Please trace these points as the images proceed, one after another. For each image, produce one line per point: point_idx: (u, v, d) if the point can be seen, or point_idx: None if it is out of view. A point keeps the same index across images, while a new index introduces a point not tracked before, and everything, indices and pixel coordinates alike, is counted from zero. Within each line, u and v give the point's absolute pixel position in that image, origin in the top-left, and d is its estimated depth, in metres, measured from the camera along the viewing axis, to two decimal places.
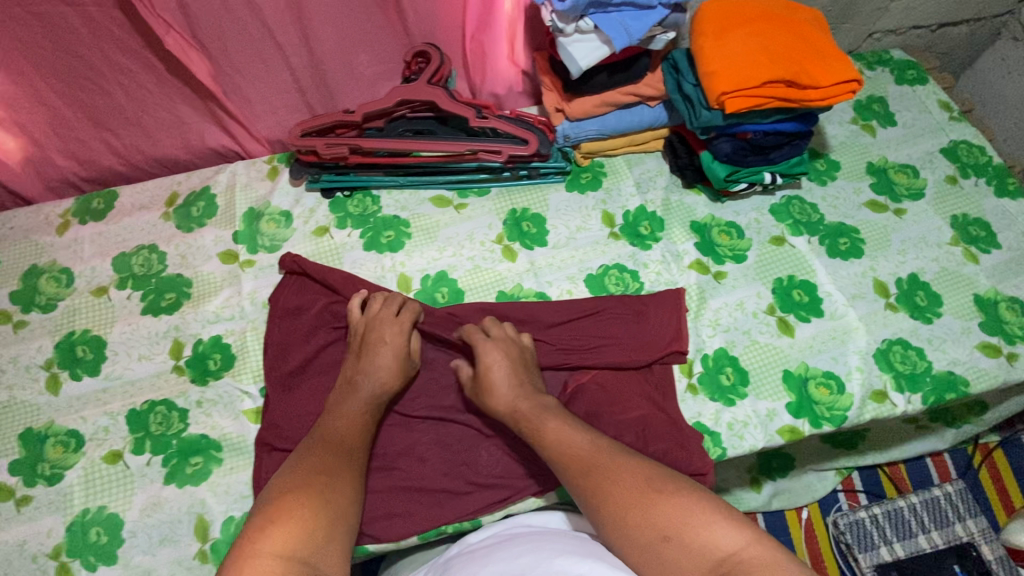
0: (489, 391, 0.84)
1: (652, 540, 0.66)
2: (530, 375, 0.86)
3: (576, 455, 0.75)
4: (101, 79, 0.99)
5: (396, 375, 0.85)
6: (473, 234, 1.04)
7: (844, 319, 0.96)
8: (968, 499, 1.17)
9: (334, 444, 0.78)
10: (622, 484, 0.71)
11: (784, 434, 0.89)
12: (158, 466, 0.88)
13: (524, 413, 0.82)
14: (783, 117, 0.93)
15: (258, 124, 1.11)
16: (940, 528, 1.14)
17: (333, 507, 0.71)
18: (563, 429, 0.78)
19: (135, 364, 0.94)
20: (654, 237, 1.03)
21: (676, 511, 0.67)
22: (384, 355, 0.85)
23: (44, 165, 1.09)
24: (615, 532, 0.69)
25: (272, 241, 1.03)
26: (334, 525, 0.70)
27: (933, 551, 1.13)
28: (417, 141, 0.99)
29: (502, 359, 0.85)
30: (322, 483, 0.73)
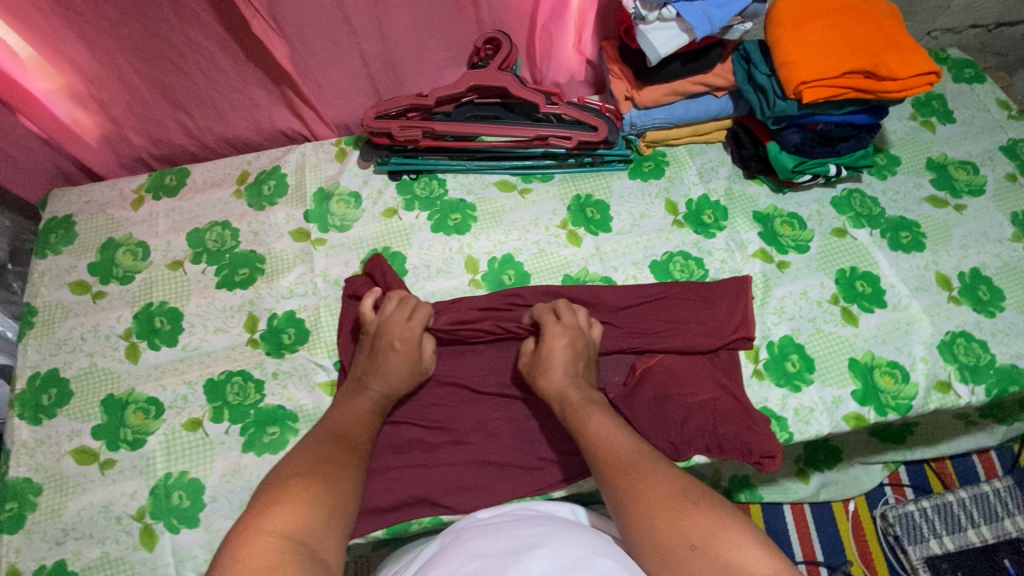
0: (543, 372, 0.85)
1: (678, 547, 0.62)
2: (586, 368, 0.87)
3: (611, 453, 0.73)
4: (180, 62, 1.00)
5: (408, 379, 0.86)
6: (537, 218, 1.06)
7: (907, 311, 0.97)
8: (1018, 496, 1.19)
9: (344, 439, 0.77)
10: (654, 486, 0.67)
11: (850, 421, 0.90)
12: (236, 434, 0.90)
13: (572, 403, 0.82)
14: (855, 109, 0.94)
15: (328, 107, 1.13)
16: (989, 523, 1.17)
17: (337, 494, 0.68)
18: (609, 423, 0.77)
19: (211, 336, 0.96)
20: (717, 225, 1.04)
21: (710, 523, 0.63)
22: (396, 358, 0.86)
23: (119, 142, 1.11)
24: (638, 532, 0.65)
25: (342, 221, 1.05)
26: (336, 512, 0.66)
27: (982, 545, 1.16)
28: (488, 126, 1.01)
29: (565, 347, 0.86)
30: (326, 472, 0.70)
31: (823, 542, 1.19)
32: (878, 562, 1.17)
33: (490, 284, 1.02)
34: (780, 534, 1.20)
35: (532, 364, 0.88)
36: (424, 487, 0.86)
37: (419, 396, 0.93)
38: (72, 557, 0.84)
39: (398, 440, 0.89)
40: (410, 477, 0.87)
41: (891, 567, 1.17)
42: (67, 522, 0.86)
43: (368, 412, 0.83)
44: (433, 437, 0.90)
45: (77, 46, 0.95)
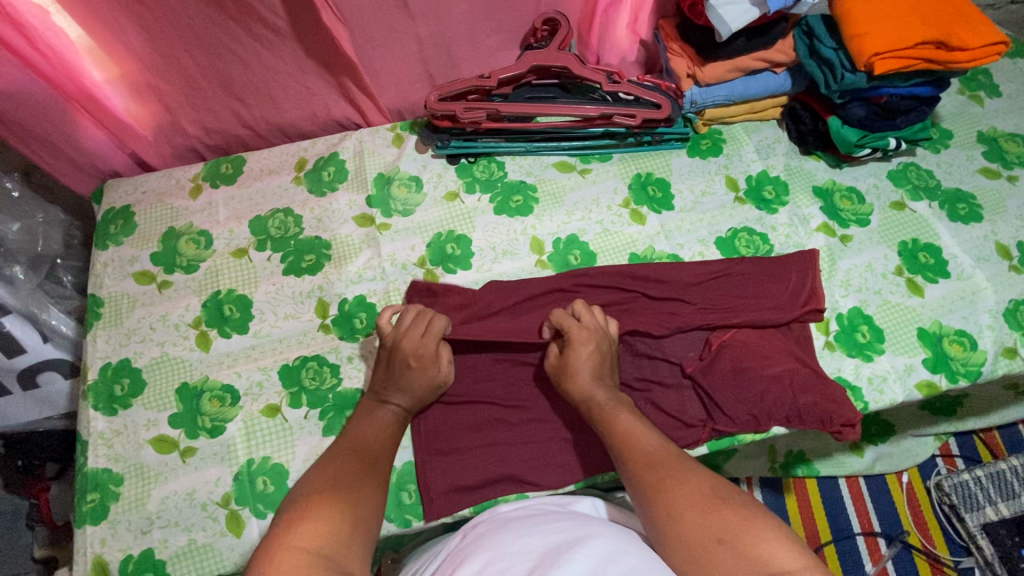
0: (570, 376, 0.83)
1: (705, 541, 0.62)
2: (612, 371, 0.86)
3: (640, 451, 0.73)
4: (240, 51, 0.99)
5: (426, 395, 0.85)
6: (599, 198, 1.06)
7: (971, 280, 0.99)
8: None
9: (358, 454, 0.76)
10: (687, 484, 0.67)
11: (923, 388, 0.91)
12: (315, 419, 0.89)
13: (600, 404, 0.81)
14: (920, 81, 0.95)
15: (383, 94, 1.13)
16: None
17: (359, 509, 0.67)
18: (636, 422, 0.78)
19: (282, 322, 0.96)
20: (779, 201, 1.05)
21: (739, 519, 0.63)
22: (411, 377, 0.84)
23: (174, 133, 1.10)
24: (665, 527, 0.65)
25: (405, 205, 1.04)
26: (360, 527, 0.65)
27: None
28: (551, 106, 1.01)
29: (592, 351, 0.84)
30: (347, 488, 0.70)
31: (880, 513, 1.21)
32: (932, 528, 1.20)
33: (556, 265, 1.01)
34: (836, 507, 1.22)
35: (556, 368, 0.86)
36: (507, 466, 0.87)
37: (495, 376, 0.92)
38: (159, 546, 0.83)
39: (478, 419, 0.90)
40: (492, 456, 0.87)
41: (947, 535, 1.19)
42: (151, 511, 0.85)
43: (389, 428, 0.82)
44: (511, 416, 0.90)
45: (137, 36, 0.94)
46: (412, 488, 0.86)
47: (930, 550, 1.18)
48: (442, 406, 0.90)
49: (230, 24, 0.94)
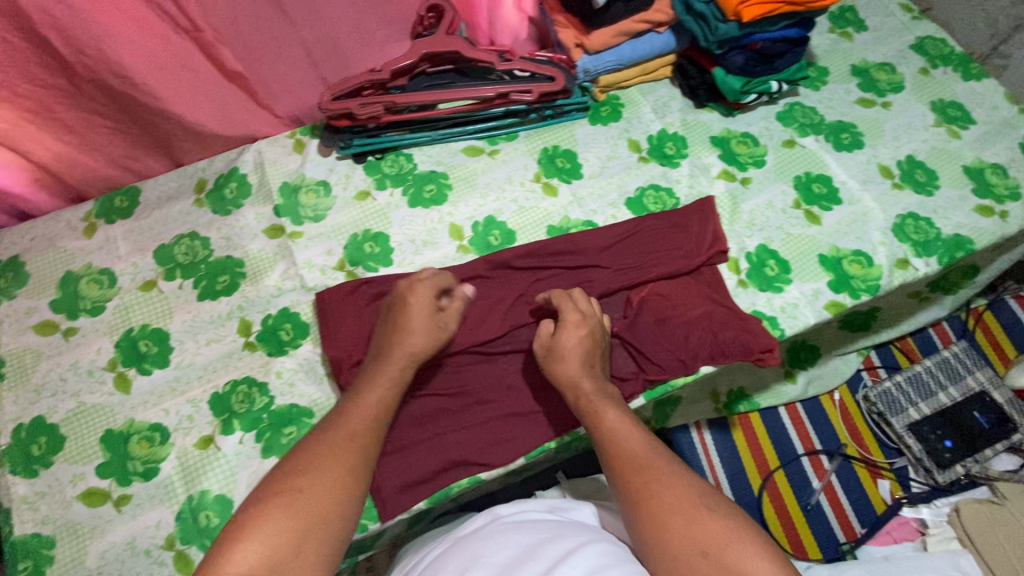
0: (560, 359, 0.85)
1: (690, 552, 0.63)
2: (600, 361, 0.87)
3: (628, 453, 0.73)
4: (111, 86, 0.93)
5: (425, 338, 0.84)
6: (511, 176, 1.08)
7: (861, 203, 1.06)
8: (947, 368, 1.29)
9: (349, 433, 0.72)
10: (669, 489, 0.68)
11: (830, 308, 0.98)
12: (252, 442, 0.87)
13: (586, 392, 0.82)
14: (788, 24, 1.00)
15: (277, 103, 1.08)
16: (925, 399, 1.26)
17: (314, 507, 0.64)
18: (624, 421, 0.78)
19: (204, 348, 0.93)
20: (680, 154, 1.10)
21: (723, 531, 0.64)
22: (413, 314, 0.84)
23: (58, 175, 1.03)
24: (650, 536, 0.66)
25: (315, 211, 1.02)
26: (313, 531, 0.63)
27: (927, 418, 1.24)
28: (449, 91, 1.01)
29: (585, 335, 0.86)
30: (310, 487, 0.66)
31: (819, 432, 1.29)
32: (866, 437, 1.29)
33: (478, 248, 1.02)
34: (780, 434, 1.29)
35: (545, 350, 0.87)
36: (458, 451, 0.87)
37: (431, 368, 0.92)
38: None
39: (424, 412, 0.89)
40: (439, 445, 0.88)
41: (880, 441, 1.28)
42: (92, 567, 0.81)
43: (383, 388, 0.79)
44: (455, 404, 0.90)
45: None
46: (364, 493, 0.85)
47: (866, 457, 1.27)
48: None
49: (92, 59, 0.88)
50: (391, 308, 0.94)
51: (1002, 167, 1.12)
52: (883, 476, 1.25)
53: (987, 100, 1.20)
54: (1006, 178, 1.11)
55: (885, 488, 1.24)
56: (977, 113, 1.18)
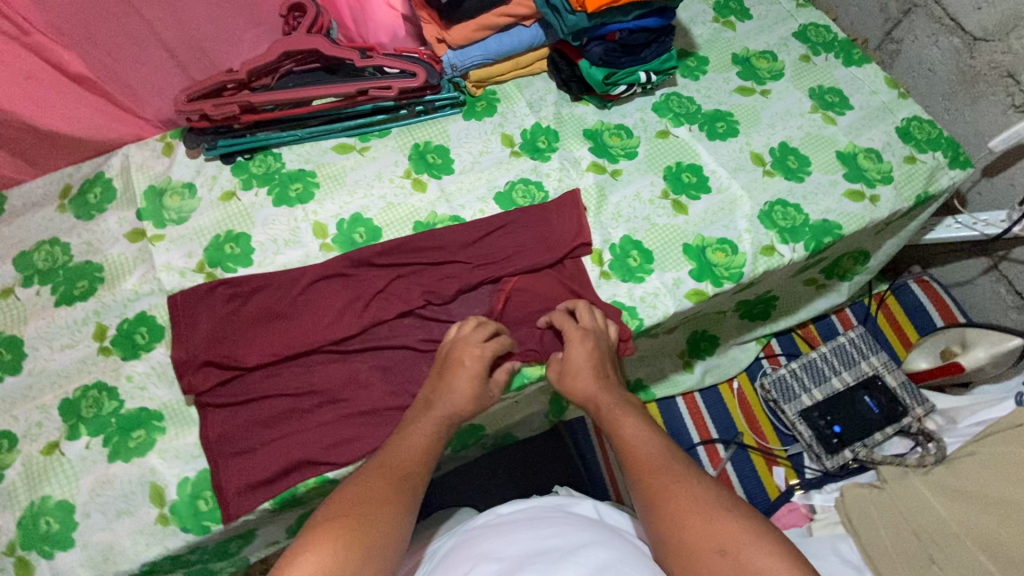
0: (572, 377, 0.87)
1: (706, 552, 0.62)
2: (613, 372, 0.89)
3: (645, 456, 0.74)
4: None
5: (469, 401, 0.84)
6: (380, 173, 1.07)
7: (728, 191, 1.06)
8: (842, 355, 1.29)
9: (391, 470, 0.74)
10: (683, 492, 0.68)
11: (690, 297, 0.98)
12: (99, 446, 0.87)
13: (603, 406, 0.83)
14: (642, 13, 1.00)
15: (145, 106, 1.07)
16: (818, 385, 1.26)
17: (373, 532, 0.65)
18: (642, 428, 0.78)
19: (57, 354, 0.93)
20: (551, 148, 1.10)
21: (740, 530, 0.63)
22: (464, 375, 0.85)
23: None
24: (667, 538, 0.66)
25: (179, 213, 1.02)
26: (368, 558, 0.62)
27: (820, 404, 1.24)
28: (308, 88, 1.00)
29: (590, 348, 0.87)
30: (370, 513, 0.67)
31: (716, 421, 1.29)
32: (764, 425, 1.29)
33: (342, 245, 1.01)
34: (677, 424, 1.29)
35: (558, 371, 0.90)
36: (303, 450, 0.87)
37: (283, 368, 0.92)
38: None
39: (270, 410, 0.89)
40: (287, 445, 0.88)
41: (778, 429, 1.29)
42: None
43: (426, 436, 0.80)
44: (305, 402, 0.90)
45: None
46: (209, 494, 0.85)
47: (763, 445, 1.27)
48: (229, 410, 0.89)
49: None
50: (245, 309, 0.94)
51: (875, 152, 1.12)
52: (779, 463, 1.26)
53: (866, 85, 1.20)
54: (879, 162, 1.11)
55: (780, 475, 1.25)
56: (855, 99, 1.18)
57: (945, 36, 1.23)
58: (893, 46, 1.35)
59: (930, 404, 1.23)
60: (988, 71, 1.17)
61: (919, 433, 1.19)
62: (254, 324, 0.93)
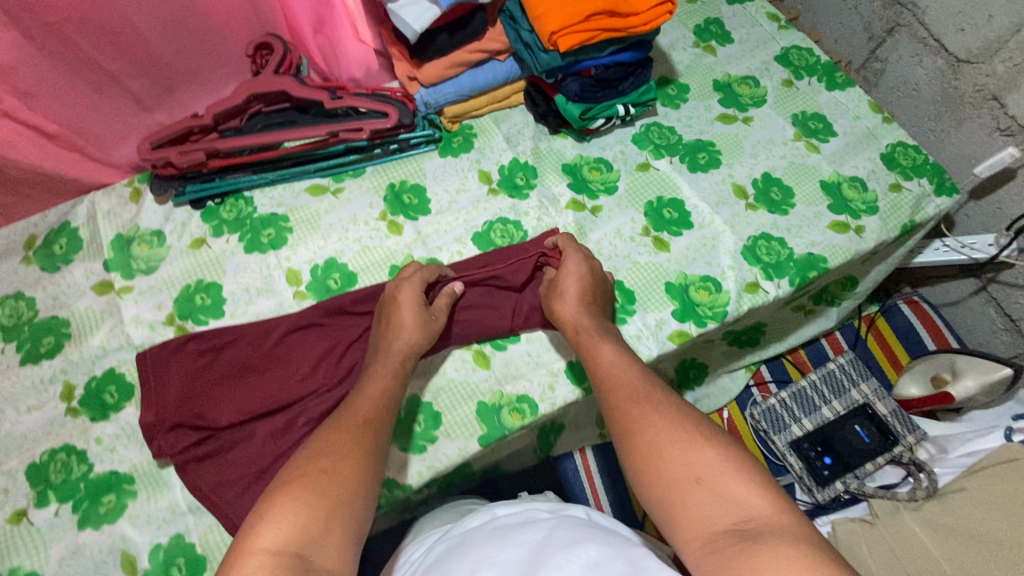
0: (558, 295, 0.90)
1: (682, 480, 0.61)
2: (598, 297, 0.92)
3: (621, 387, 0.75)
4: None
5: (417, 334, 0.86)
6: (355, 215, 1.04)
7: (711, 227, 1.04)
8: (832, 382, 1.27)
9: (356, 421, 0.74)
10: (660, 423, 0.67)
11: (674, 339, 0.96)
12: (68, 513, 0.84)
13: (586, 327, 0.86)
14: (617, 48, 0.98)
15: (111, 153, 1.03)
16: (808, 415, 1.24)
17: (336, 491, 0.63)
18: (620, 356, 0.80)
19: (24, 416, 0.90)
20: (529, 185, 1.07)
21: (715, 459, 0.61)
22: (404, 310, 0.87)
23: None
24: (645, 465, 0.64)
25: (148, 263, 0.99)
26: (335, 515, 0.61)
27: (809, 436, 1.23)
28: (277, 133, 0.97)
29: (581, 270, 0.92)
30: (331, 469, 0.66)
31: None
32: (755, 456, 1.28)
33: (316, 292, 0.99)
34: None
35: (547, 290, 0.93)
36: None
37: (254, 426, 0.89)
38: None
39: (240, 465, 0.87)
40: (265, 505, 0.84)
41: (768, 459, 1.28)
42: None
43: (383, 379, 0.81)
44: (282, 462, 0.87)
45: None
46: (181, 562, 0.83)
47: None
48: (202, 470, 0.86)
49: None
50: (215, 364, 0.92)
51: (860, 181, 1.10)
52: None
53: (850, 109, 1.18)
54: (864, 191, 1.09)
55: None
56: (839, 125, 1.16)
57: (930, 56, 1.20)
58: (877, 65, 1.32)
59: (921, 432, 1.22)
60: (973, 93, 1.15)
61: (910, 463, 1.16)
62: (225, 380, 0.91)
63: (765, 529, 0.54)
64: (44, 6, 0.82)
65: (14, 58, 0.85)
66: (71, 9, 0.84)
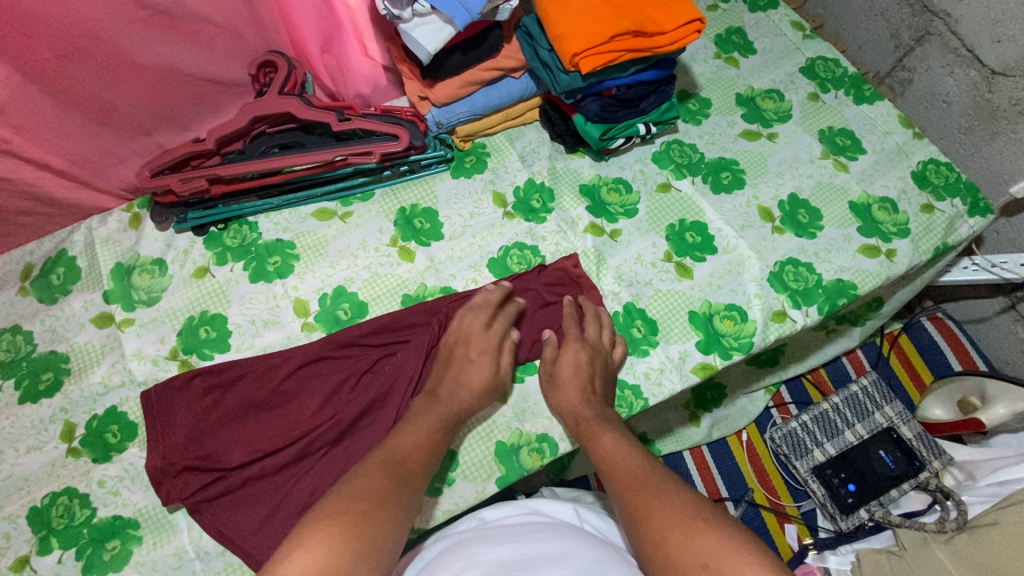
0: (560, 384, 0.86)
1: (689, 565, 0.61)
2: (602, 385, 0.87)
3: (626, 472, 0.74)
4: None
5: (483, 390, 0.85)
6: (365, 241, 1.00)
7: (736, 251, 1.00)
8: (856, 404, 1.24)
9: (397, 465, 0.73)
10: (666, 504, 0.68)
11: (698, 371, 0.92)
12: (72, 560, 0.81)
13: (586, 420, 0.83)
14: (641, 67, 0.93)
15: (108, 178, 0.99)
16: (831, 439, 1.21)
17: (372, 534, 0.64)
18: (621, 444, 0.79)
19: (24, 457, 0.86)
20: (546, 208, 1.03)
21: (718, 542, 0.62)
22: (474, 366, 0.86)
23: None
24: (653, 545, 0.65)
25: (149, 293, 0.95)
26: (365, 556, 0.62)
27: (830, 461, 1.19)
28: (283, 158, 0.93)
29: (582, 357, 0.86)
30: (372, 511, 0.66)
31: (725, 478, 1.24)
32: (775, 481, 1.25)
33: (325, 324, 0.95)
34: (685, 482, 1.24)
35: (547, 375, 0.89)
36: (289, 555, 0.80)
37: (263, 465, 0.85)
38: None
39: (254, 501, 0.84)
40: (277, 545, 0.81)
41: (789, 483, 1.24)
42: None
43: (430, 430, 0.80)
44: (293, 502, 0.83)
45: None
46: None
47: (774, 502, 1.23)
48: (214, 511, 0.83)
49: None
50: (225, 398, 0.88)
51: (890, 201, 1.06)
52: (791, 520, 1.21)
53: (879, 125, 1.13)
54: (895, 213, 1.05)
55: (793, 533, 1.20)
56: (868, 141, 1.11)
57: (961, 67, 1.15)
58: (904, 74, 1.26)
59: (947, 456, 1.19)
60: (1009, 108, 1.10)
61: (936, 490, 1.13)
62: (236, 416, 0.87)
63: None
64: (39, 39, 0.78)
65: (8, 92, 0.82)
66: (64, 36, 0.80)
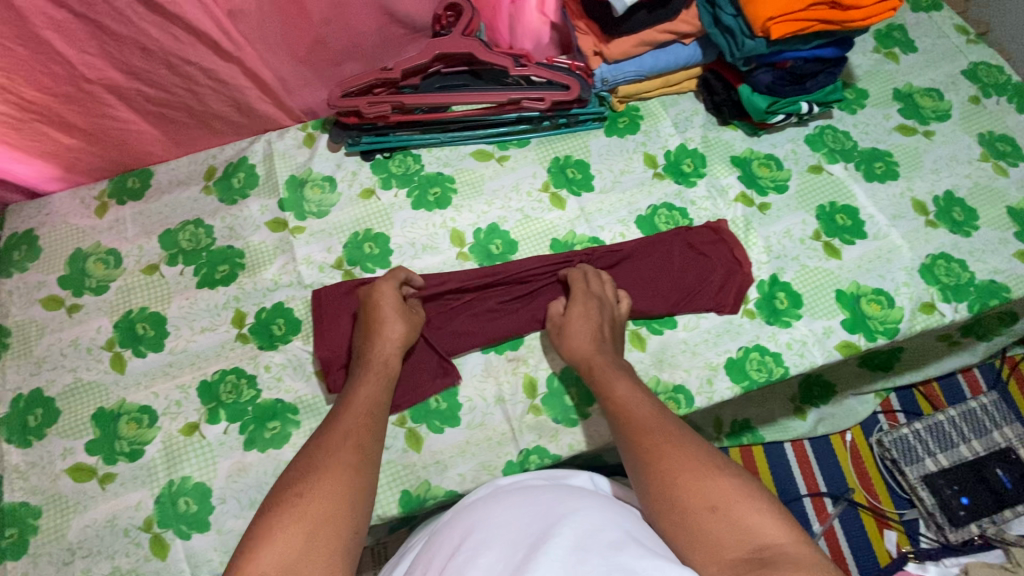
0: (568, 338, 0.86)
1: (696, 508, 0.60)
2: (612, 336, 0.87)
3: (636, 419, 0.71)
4: (136, 84, 0.92)
5: (396, 326, 0.84)
6: (518, 184, 1.04)
7: (887, 239, 1.00)
8: (973, 420, 1.21)
9: (344, 440, 0.68)
10: (677, 448, 0.65)
11: (841, 349, 0.92)
12: (236, 433, 0.88)
13: (599, 363, 0.81)
14: (822, 43, 0.94)
15: (293, 98, 1.06)
16: (945, 450, 1.19)
17: (325, 508, 0.60)
18: (635, 390, 0.76)
19: (198, 336, 0.94)
20: (697, 173, 1.05)
21: (731, 488, 0.61)
22: (383, 310, 0.85)
23: (74, 166, 1.03)
24: (657, 486, 0.63)
25: (319, 206, 1.02)
26: (327, 533, 0.58)
27: (942, 472, 1.18)
28: (457, 94, 0.97)
29: (590, 312, 0.87)
30: (307, 492, 0.61)
31: (826, 474, 1.23)
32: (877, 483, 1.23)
33: (478, 256, 0.99)
34: (784, 471, 1.24)
35: (556, 327, 0.89)
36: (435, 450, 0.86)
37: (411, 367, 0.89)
38: None
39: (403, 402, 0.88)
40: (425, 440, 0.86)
41: (892, 490, 1.22)
42: (72, 541, 0.83)
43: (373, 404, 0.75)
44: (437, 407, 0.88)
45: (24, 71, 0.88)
46: None
47: (875, 504, 1.20)
48: None
49: (119, 57, 0.87)
50: None
51: None
52: (892, 527, 1.19)
53: None
54: None
55: (892, 538, 1.18)
56: None
57: None
58: None
59: None
60: None
61: None
62: None
63: (780, 559, 0.54)
64: None
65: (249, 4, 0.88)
66: None
